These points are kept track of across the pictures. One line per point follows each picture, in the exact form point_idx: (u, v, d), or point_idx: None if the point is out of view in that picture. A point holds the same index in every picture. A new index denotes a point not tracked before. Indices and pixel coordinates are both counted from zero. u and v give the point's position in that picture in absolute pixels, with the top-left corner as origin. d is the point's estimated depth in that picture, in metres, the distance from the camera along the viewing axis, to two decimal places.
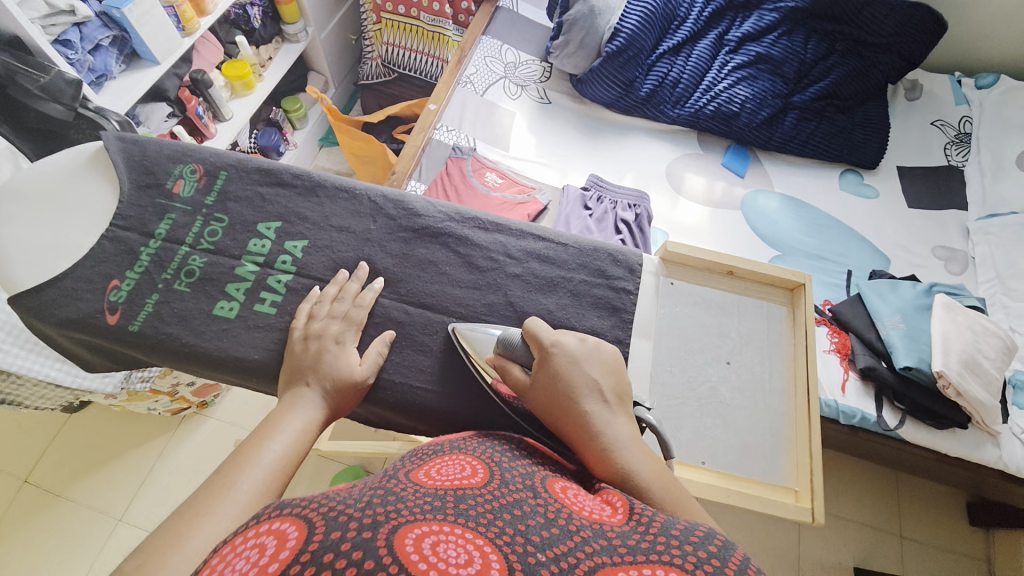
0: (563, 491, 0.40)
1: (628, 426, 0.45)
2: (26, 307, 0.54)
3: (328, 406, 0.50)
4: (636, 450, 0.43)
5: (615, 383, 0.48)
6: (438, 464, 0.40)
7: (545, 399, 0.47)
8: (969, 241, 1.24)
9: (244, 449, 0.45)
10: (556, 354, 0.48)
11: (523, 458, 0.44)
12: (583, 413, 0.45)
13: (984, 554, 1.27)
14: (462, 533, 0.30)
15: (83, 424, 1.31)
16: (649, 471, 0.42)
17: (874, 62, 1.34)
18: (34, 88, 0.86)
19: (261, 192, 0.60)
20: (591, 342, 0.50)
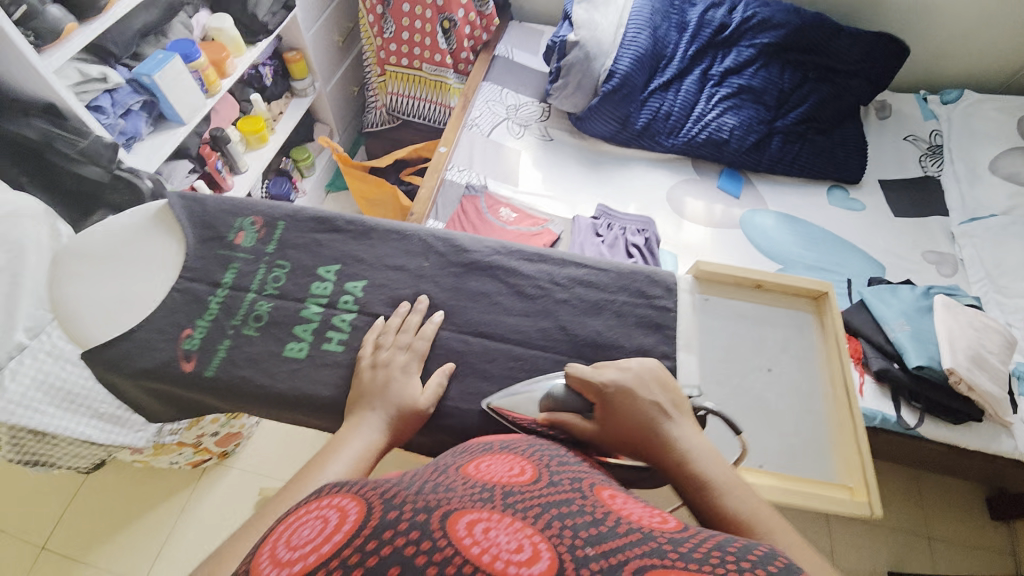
0: (612, 495, 0.41)
1: (696, 432, 0.52)
2: (99, 360, 0.56)
3: (389, 430, 0.52)
4: (709, 455, 0.50)
5: (672, 398, 0.53)
6: (486, 462, 0.43)
7: (616, 434, 0.51)
8: (955, 245, 1.32)
9: (314, 468, 0.48)
10: (612, 392, 0.51)
11: (571, 462, 0.46)
12: (659, 435, 0.50)
13: (1013, 548, 1.29)
14: (511, 521, 0.32)
15: (103, 483, 1.28)
16: (724, 473, 0.49)
17: (845, 87, 1.45)
18: (73, 152, 0.91)
19: (317, 238, 0.64)
20: (638, 368, 0.54)
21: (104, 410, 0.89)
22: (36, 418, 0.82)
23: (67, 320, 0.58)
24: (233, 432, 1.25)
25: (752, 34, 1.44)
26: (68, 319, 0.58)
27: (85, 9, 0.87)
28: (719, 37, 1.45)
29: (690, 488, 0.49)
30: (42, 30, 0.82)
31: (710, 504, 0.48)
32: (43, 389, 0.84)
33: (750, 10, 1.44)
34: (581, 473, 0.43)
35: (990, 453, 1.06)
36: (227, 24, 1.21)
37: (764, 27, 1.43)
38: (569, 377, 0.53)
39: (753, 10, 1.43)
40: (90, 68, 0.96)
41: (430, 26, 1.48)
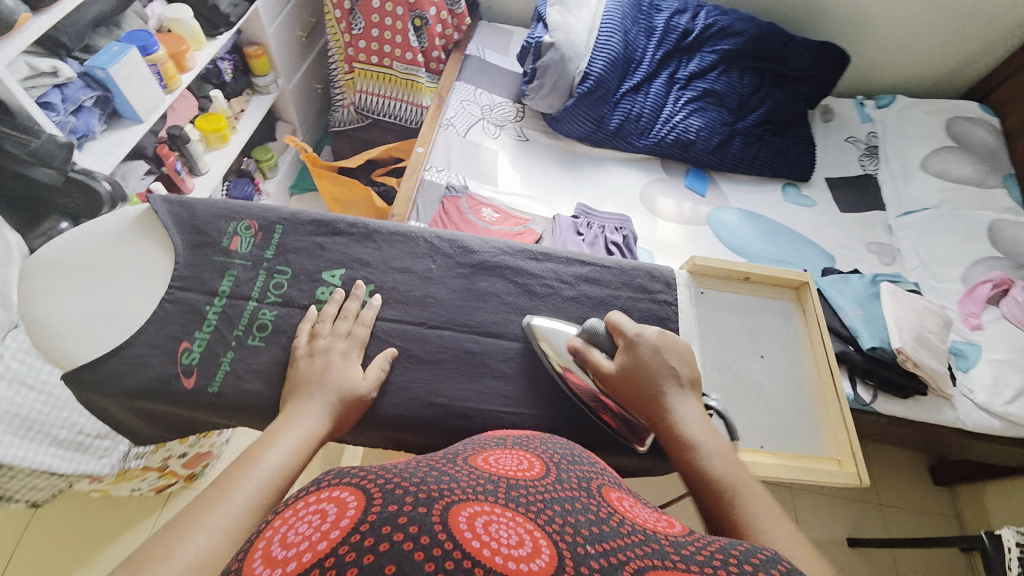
0: (617, 500, 0.42)
1: (697, 403, 0.53)
2: (85, 381, 0.51)
3: (329, 419, 0.50)
4: (703, 425, 0.51)
5: (688, 368, 0.55)
6: (495, 454, 0.44)
7: (630, 382, 0.53)
8: (894, 236, 1.46)
9: (243, 461, 0.45)
10: (641, 342, 0.55)
11: (583, 463, 0.47)
12: (662, 390, 0.52)
13: (947, 507, 1.45)
14: (518, 519, 0.33)
15: (56, 515, 1.17)
16: (711, 446, 0.50)
17: (796, 93, 1.57)
18: (23, 153, 0.83)
19: (319, 242, 0.62)
20: (666, 334, 0.56)
21: (65, 436, 0.82)
22: None
23: (46, 340, 0.53)
24: (202, 453, 1.14)
25: (713, 41, 1.52)
26: (46, 338, 0.53)
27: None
28: (683, 42, 1.52)
29: (679, 454, 0.50)
30: None
31: (696, 471, 0.49)
32: (3, 419, 0.77)
33: (710, 18, 1.52)
34: (591, 474, 0.46)
35: (935, 423, 1.17)
36: (185, 15, 1.14)
37: (723, 35, 1.52)
38: (609, 324, 0.58)
39: (713, 18, 1.52)
40: (40, 61, 0.89)
41: (400, 24, 1.45)
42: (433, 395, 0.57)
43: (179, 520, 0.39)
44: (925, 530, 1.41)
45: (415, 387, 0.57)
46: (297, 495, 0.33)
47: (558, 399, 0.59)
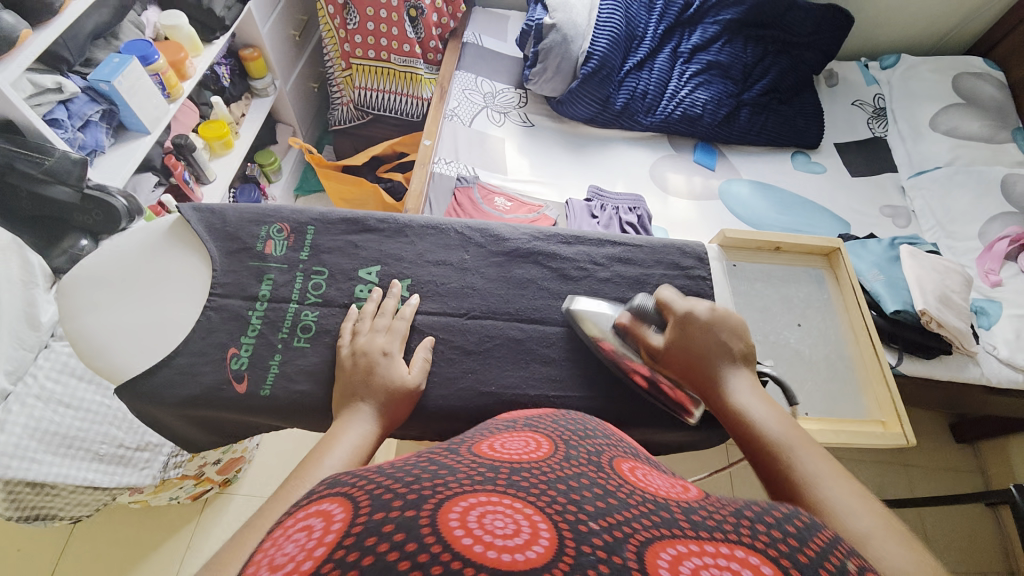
0: (629, 471, 0.40)
1: (753, 379, 0.54)
2: (139, 392, 0.53)
3: (382, 418, 0.51)
4: (759, 396, 0.52)
5: (744, 345, 0.56)
6: (502, 439, 0.41)
7: (680, 355, 0.55)
8: (907, 198, 1.45)
9: (305, 463, 0.46)
10: (692, 319, 0.56)
11: (596, 438, 0.46)
12: (715, 365, 0.54)
13: (973, 465, 1.47)
14: (513, 503, 0.29)
15: (97, 528, 1.19)
16: (766, 414, 0.51)
17: (800, 59, 1.55)
18: (38, 172, 0.84)
19: (352, 240, 0.63)
20: (720, 309, 0.57)
21: (105, 450, 0.84)
22: (32, 469, 0.76)
23: (94, 354, 0.54)
24: (235, 459, 1.14)
25: (715, 11, 1.50)
26: (96, 353, 0.54)
27: (42, 14, 0.81)
28: (684, 15, 1.49)
29: (731, 420, 0.52)
30: None
31: (750, 435, 0.50)
32: (37, 436, 0.78)
33: None
34: (603, 448, 0.43)
35: (961, 382, 1.18)
36: (182, 20, 1.12)
37: (725, 4, 1.50)
38: (659, 301, 0.59)
39: None
40: (43, 78, 0.87)
41: (396, 15, 1.41)
42: (478, 383, 0.59)
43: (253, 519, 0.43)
44: (952, 489, 1.43)
45: (459, 377, 0.59)
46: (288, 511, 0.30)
47: (598, 378, 0.61)
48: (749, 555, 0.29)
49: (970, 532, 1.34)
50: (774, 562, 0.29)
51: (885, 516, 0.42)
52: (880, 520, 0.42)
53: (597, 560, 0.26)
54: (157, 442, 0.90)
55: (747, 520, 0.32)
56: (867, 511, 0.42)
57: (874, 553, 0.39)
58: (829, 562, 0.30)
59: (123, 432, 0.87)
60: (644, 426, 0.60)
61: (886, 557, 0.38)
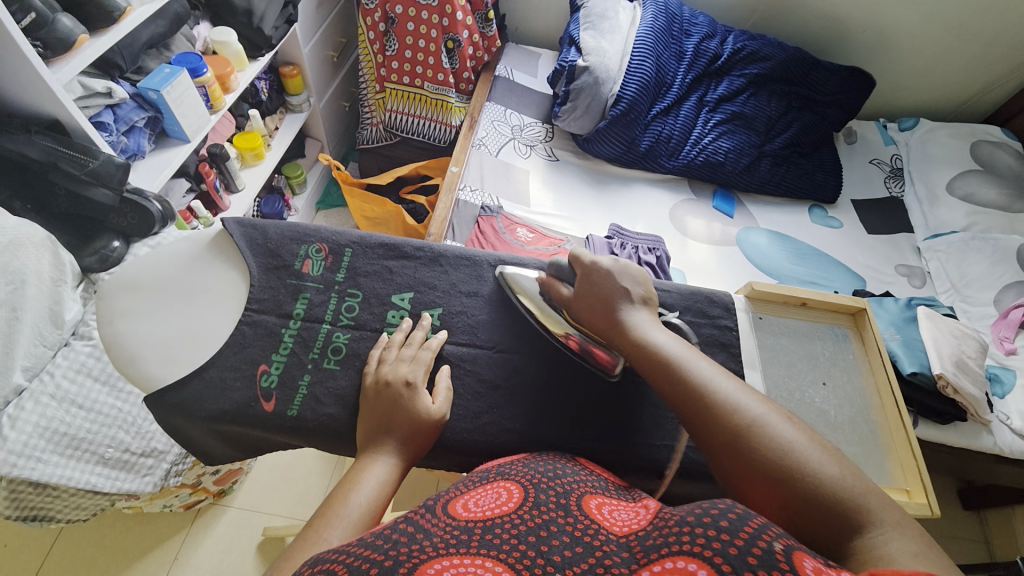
0: (596, 509, 0.44)
1: (645, 311, 0.58)
2: (165, 404, 0.53)
3: (400, 461, 0.50)
4: (652, 325, 0.57)
5: (638, 285, 0.59)
6: (475, 496, 0.46)
7: (588, 302, 0.59)
8: (922, 258, 1.47)
9: (332, 500, 0.46)
10: (595, 270, 0.60)
11: (565, 477, 0.49)
12: (615, 310, 0.58)
13: (983, 534, 1.44)
14: (481, 562, 0.36)
15: (84, 533, 1.16)
16: (665, 338, 0.56)
17: (822, 116, 1.59)
18: (81, 173, 0.87)
19: (389, 266, 0.64)
20: (620, 261, 0.61)
21: (111, 454, 0.84)
22: (37, 469, 0.77)
23: (127, 362, 0.54)
24: (234, 470, 1.13)
25: (742, 64, 1.54)
26: (129, 361, 0.54)
27: (99, 20, 0.85)
28: (712, 66, 1.54)
29: (635, 349, 0.56)
30: (51, 40, 0.79)
31: (650, 359, 0.54)
32: (48, 436, 0.79)
33: (738, 43, 1.54)
34: (574, 485, 0.48)
35: (974, 449, 1.17)
36: (230, 37, 1.17)
37: (752, 59, 1.54)
38: (572, 257, 0.63)
39: (741, 43, 1.54)
40: (94, 82, 0.91)
41: (434, 46, 1.47)
42: (503, 420, 0.58)
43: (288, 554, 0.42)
44: (960, 558, 1.40)
45: (485, 408, 0.59)
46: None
47: (622, 423, 0.61)
48: (688, 563, 0.33)
49: None
50: (709, 560, 0.33)
51: (764, 397, 0.51)
52: (768, 401, 0.51)
53: None
54: (161, 449, 0.91)
55: (687, 526, 0.36)
56: (751, 395, 0.51)
57: (765, 432, 0.47)
58: (757, 546, 0.34)
59: (130, 437, 0.86)
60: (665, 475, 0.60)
61: (774, 430, 0.47)
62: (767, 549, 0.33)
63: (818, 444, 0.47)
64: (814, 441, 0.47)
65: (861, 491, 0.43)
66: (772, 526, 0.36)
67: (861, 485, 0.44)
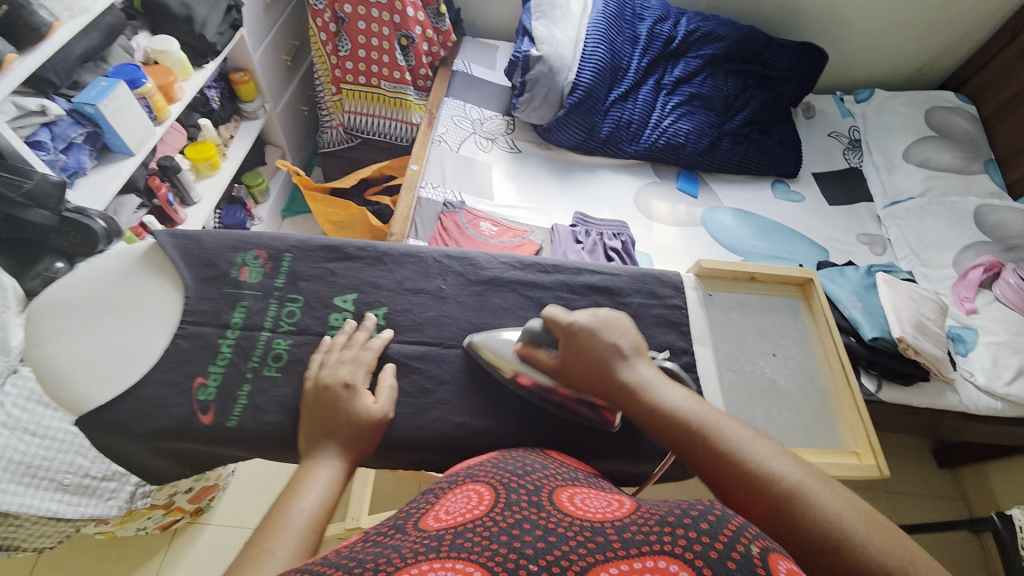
0: (568, 501, 0.44)
1: (648, 367, 0.55)
2: (100, 424, 0.51)
3: (346, 462, 0.50)
4: (661, 385, 0.54)
5: (631, 340, 0.56)
6: (446, 505, 0.45)
7: (576, 365, 0.55)
8: (883, 226, 1.49)
9: (274, 512, 0.45)
10: (577, 329, 0.56)
11: (534, 473, 0.49)
12: (613, 373, 0.54)
13: (958, 490, 1.49)
14: (454, 566, 0.34)
15: (58, 561, 1.13)
16: (678, 398, 0.53)
17: (779, 92, 1.60)
18: (18, 195, 0.84)
19: (331, 268, 0.63)
20: (603, 314, 0.58)
21: (70, 480, 0.82)
22: None
23: (57, 385, 0.53)
24: (209, 486, 1.11)
25: (697, 45, 1.55)
26: (59, 383, 0.53)
27: (27, 38, 0.82)
28: (668, 48, 1.54)
29: (645, 414, 0.53)
30: None
31: (666, 423, 0.52)
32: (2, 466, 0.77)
33: (692, 24, 1.55)
34: (545, 480, 0.48)
35: (939, 408, 1.20)
36: (172, 46, 1.13)
37: (707, 40, 1.55)
38: (546, 319, 0.58)
39: (696, 24, 1.54)
40: (27, 100, 0.88)
41: (387, 44, 1.45)
42: (453, 415, 0.58)
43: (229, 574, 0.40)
44: (938, 516, 1.44)
45: (435, 404, 0.58)
46: None
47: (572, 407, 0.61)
48: (669, 563, 0.34)
49: (953, 558, 1.37)
50: (691, 563, 0.34)
51: (795, 458, 0.49)
52: (798, 463, 0.48)
53: None
54: (122, 472, 0.86)
55: (667, 525, 0.37)
56: (782, 457, 0.48)
57: (804, 502, 0.45)
58: (736, 550, 0.35)
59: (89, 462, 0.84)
60: (620, 456, 0.60)
61: (811, 500, 0.45)
62: (746, 554, 0.35)
63: (856, 508, 0.44)
64: (851, 505, 0.45)
65: (903, 558, 0.41)
66: (751, 527, 0.38)
67: (905, 551, 0.42)
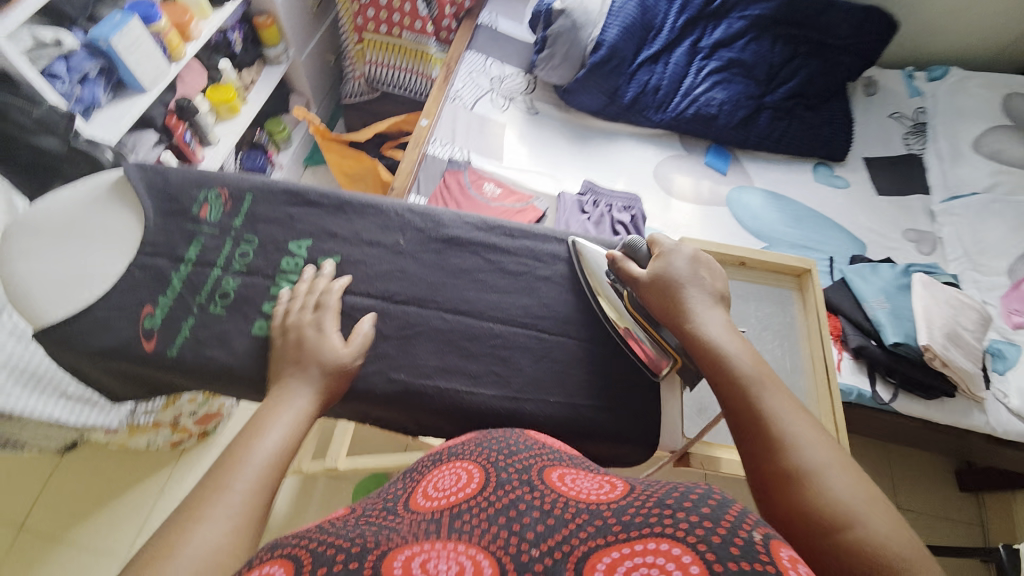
0: (559, 480, 0.41)
1: (722, 312, 0.56)
2: (54, 339, 0.54)
3: (317, 396, 0.52)
4: (729, 329, 0.54)
5: (714, 284, 0.58)
6: (435, 480, 0.43)
7: (659, 291, 0.57)
8: (936, 223, 1.33)
9: (236, 445, 0.47)
10: (672, 259, 0.58)
11: (520, 453, 0.45)
12: (688, 305, 0.55)
13: (978, 517, 1.37)
14: (459, 549, 0.33)
15: (77, 463, 1.23)
16: (739, 345, 0.53)
17: (835, 63, 1.43)
18: (28, 121, 0.87)
19: (290, 213, 0.63)
20: (702, 257, 0.59)
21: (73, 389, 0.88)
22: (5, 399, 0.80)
23: (21, 298, 0.56)
24: (212, 413, 1.17)
25: (743, 5, 1.42)
26: (23, 298, 0.56)
27: None
28: (707, 9, 1.41)
29: (701, 351, 0.53)
30: None
31: (717, 366, 0.52)
32: (11, 373, 0.82)
33: None
34: (532, 459, 0.45)
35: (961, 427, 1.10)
36: None
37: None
38: (648, 242, 0.61)
39: None
40: (43, 32, 0.92)
41: None
42: (390, 371, 0.58)
43: (188, 506, 0.42)
44: (950, 541, 1.34)
45: (375, 357, 0.58)
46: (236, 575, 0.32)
47: (515, 376, 0.59)
48: (671, 545, 0.29)
49: None
50: (692, 545, 0.29)
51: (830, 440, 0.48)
52: (830, 445, 0.48)
53: None
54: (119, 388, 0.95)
55: (665, 506, 0.33)
56: (817, 435, 0.48)
57: (821, 476, 0.45)
58: (739, 534, 0.30)
59: None
60: (558, 430, 0.58)
61: (829, 478, 0.45)
62: (749, 539, 0.29)
63: (876, 501, 0.44)
64: (870, 497, 0.44)
65: (920, 565, 0.40)
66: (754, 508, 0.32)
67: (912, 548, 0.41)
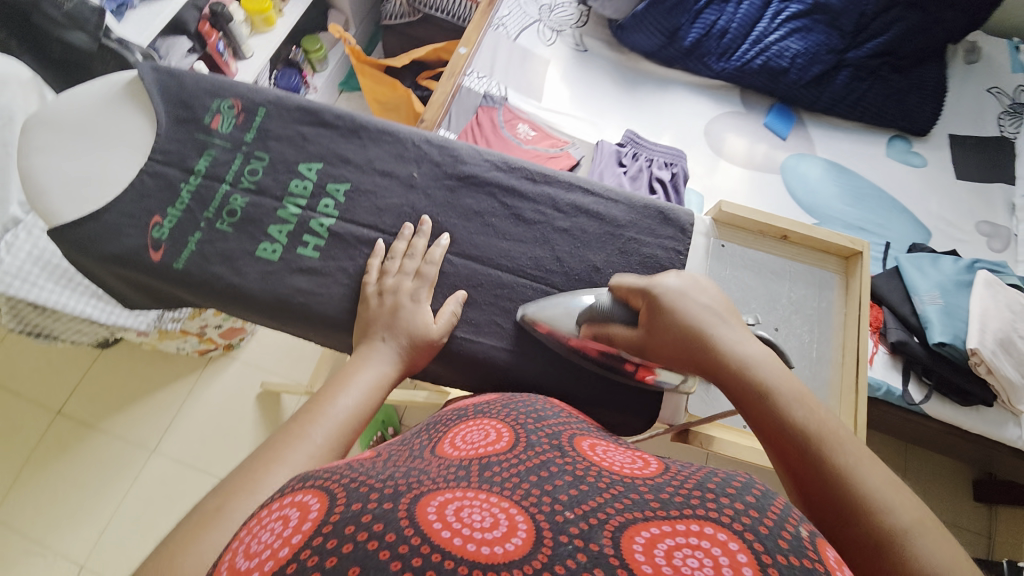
0: (589, 449, 0.37)
1: (751, 344, 0.48)
2: (67, 239, 0.55)
3: (400, 362, 0.52)
4: (767, 364, 0.46)
5: (724, 308, 0.51)
6: (462, 435, 0.41)
7: (665, 334, 0.49)
8: (1015, 217, 1.19)
9: (317, 400, 0.47)
10: (666, 289, 0.51)
11: (549, 419, 0.43)
12: (712, 337, 0.47)
13: (987, 528, 1.33)
14: (488, 499, 0.29)
15: (114, 359, 1.33)
16: (782, 382, 0.45)
17: (937, 18, 1.24)
18: (58, 14, 0.86)
19: (304, 132, 0.61)
20: (689, 280, 0.52)
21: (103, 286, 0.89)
22: (34, 291, 0.85)
23: (38, 194, 0.56)
24: (236, 328, 1.22)
25: None
26: (39, 194, 0.56)
27: None
28: None
29: (744, 393, 0.45)
30: None
31: (766, 410, 0.44)
32: (41, 265, 0.86)
33: None
34: (559, 425, 0.42)
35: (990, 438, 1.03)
36: None
37: None
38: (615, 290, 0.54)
39: None
40: None
41: None
42: None
43: (264, 451, 0.42)
44: None
45: None
46: (266, 506, 0.31)
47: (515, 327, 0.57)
48: (716, 528, 0.27)
49: None
50: (740, 530, 0.27)
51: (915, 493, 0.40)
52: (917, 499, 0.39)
53: (574, 549, 0.25)
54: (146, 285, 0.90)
55: (709, 490, 0.30)
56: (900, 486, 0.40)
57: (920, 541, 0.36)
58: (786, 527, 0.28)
59: None
60: (552, 388, 0.56)
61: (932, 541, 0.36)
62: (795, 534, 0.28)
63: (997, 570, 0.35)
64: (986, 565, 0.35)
65: None
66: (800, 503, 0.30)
67: None
